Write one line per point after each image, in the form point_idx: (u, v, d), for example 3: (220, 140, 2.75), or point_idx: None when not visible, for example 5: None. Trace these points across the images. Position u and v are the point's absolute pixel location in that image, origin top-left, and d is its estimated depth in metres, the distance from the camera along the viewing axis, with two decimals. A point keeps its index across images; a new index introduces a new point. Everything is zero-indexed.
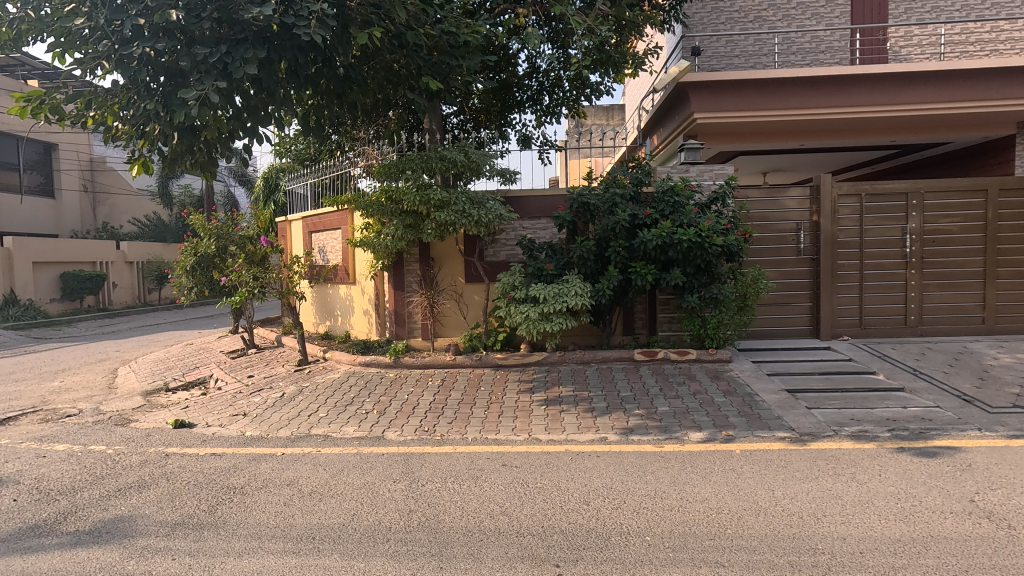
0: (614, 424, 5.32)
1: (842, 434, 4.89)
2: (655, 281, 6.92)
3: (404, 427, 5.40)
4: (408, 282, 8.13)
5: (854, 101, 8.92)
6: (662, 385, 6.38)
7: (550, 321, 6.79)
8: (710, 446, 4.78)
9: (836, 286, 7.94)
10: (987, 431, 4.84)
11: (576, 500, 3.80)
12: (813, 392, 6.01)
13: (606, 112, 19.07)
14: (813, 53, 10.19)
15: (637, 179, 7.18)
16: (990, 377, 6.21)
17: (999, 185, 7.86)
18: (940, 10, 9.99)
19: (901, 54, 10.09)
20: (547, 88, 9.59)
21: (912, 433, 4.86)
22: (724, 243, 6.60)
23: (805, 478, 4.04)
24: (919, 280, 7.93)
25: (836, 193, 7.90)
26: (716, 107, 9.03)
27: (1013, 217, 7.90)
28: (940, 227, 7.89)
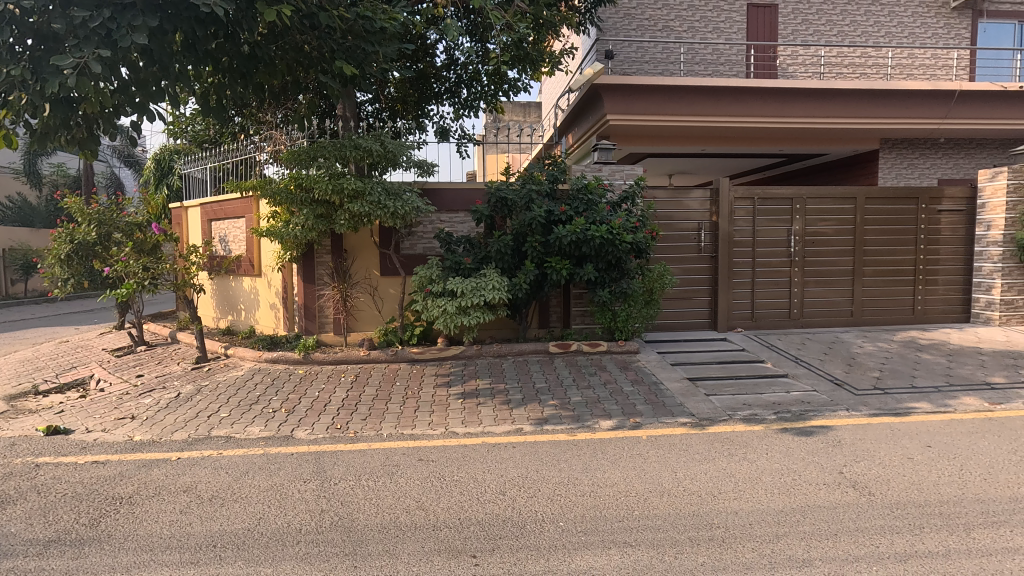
0: (529, 415, 5.44)
1: (736, 417, 5.34)
2: (569, 275, 7.13)
3: (315, 425, 5.19)
4: (320, 274, 7.80)
5: (749, 111, 9.68)
6: (575, 376, 6.61)
7: (467, 314, 6.80)
8: (620, 433, 5.03)
9: (732, 283, 8.61)
10: (854, 410, 5.49)
11: (493, 490, 3.86)
12: (711, 380, 6.50)
13: (523, 108, 19.28)
14: (713, 64, 10.94)
15: (552, 176, 7.35)
16: (857, 363, 7.02)
17: (866, 194, 8.86)
18: (821, 33, 11.13)
19: (788, 71, 11.08)
20: (465, 82, 9.52)
21: (794, 415, 5.40)
22: (633, 241, 6.93)
23: (703, 460, 4.37)
24: (801, 277, 8.78)
25: (733, 196, 8.54)
26: (628, 110, 9.45)
27: (877, 222, 8.94)
28: (818, 230, 8.78)
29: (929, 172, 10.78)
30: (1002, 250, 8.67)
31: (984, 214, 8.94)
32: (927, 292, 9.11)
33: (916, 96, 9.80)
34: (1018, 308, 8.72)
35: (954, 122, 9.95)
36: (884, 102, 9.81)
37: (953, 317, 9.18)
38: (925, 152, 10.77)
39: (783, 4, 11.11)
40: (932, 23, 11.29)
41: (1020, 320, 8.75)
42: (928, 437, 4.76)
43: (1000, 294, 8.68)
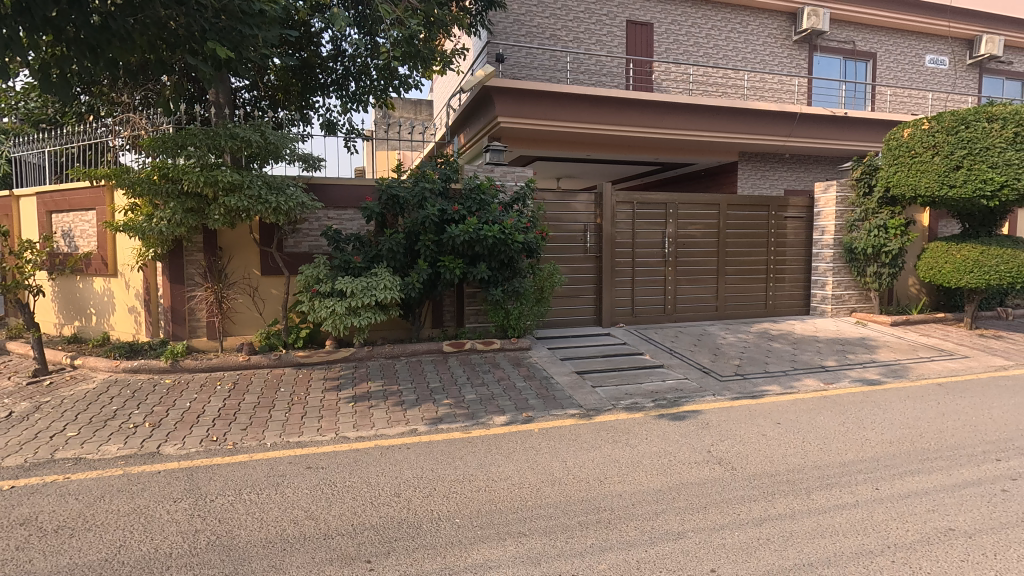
0: (423, 415, 5.40)
1: (619, 406, 5.71)
2: (462, 275, 7.16)
3: (187, 438, 4.73)
4: (189, 274, 7.11)
5: (629, 121, 10.37)
6: (469, 375, 6.65)
7: (358, 315, 6.58)
8: (513, 427, 5.16)
9: (615, 281, 9.18)
10: (719, 395, 6.12)
11: (387, 493, 3.78)
12: (597, 372, 6.89)
13: (414, 106, 19.00)
14: (597, 75, 11.57)
15: (445, 175, 7.34)
16: (721, 352, 7.82)
17: (728, 201, 9.88)
18: (689, 54, 12.23)
19: (662, 85, 12.04)
20: (353, 75, 9.18)
21: (669, 402, 5.89)
22: (524, 241, 7.11)
23: (590, 448, 4.63)
24: (674, 276, 9.58)
25: (615, 200, 9.11)
26: (518, 113, 9.70)
27: (737, 226, 10.00)
28: (688, 233, 9.63)
29: (777, 183, 12.30)
30: (832, 252, 10.11)
31: (819, 221, 10.37)
32: (777, 288, 10.37)
33: (767, 116, 11.11)
34: (845, 302, 10.23)
35: (796, 140, 11.42)
36: (742, 119, 11.00)
37: (797, 309, 10.52)
38: (774, 165, 12.26)
39: (658, 24, 12.05)
40: (778, 52, 12.90)
41: (846, 312, 10.26)
42: (778, 415, 5.44)
43: (832, 290, 10.11)
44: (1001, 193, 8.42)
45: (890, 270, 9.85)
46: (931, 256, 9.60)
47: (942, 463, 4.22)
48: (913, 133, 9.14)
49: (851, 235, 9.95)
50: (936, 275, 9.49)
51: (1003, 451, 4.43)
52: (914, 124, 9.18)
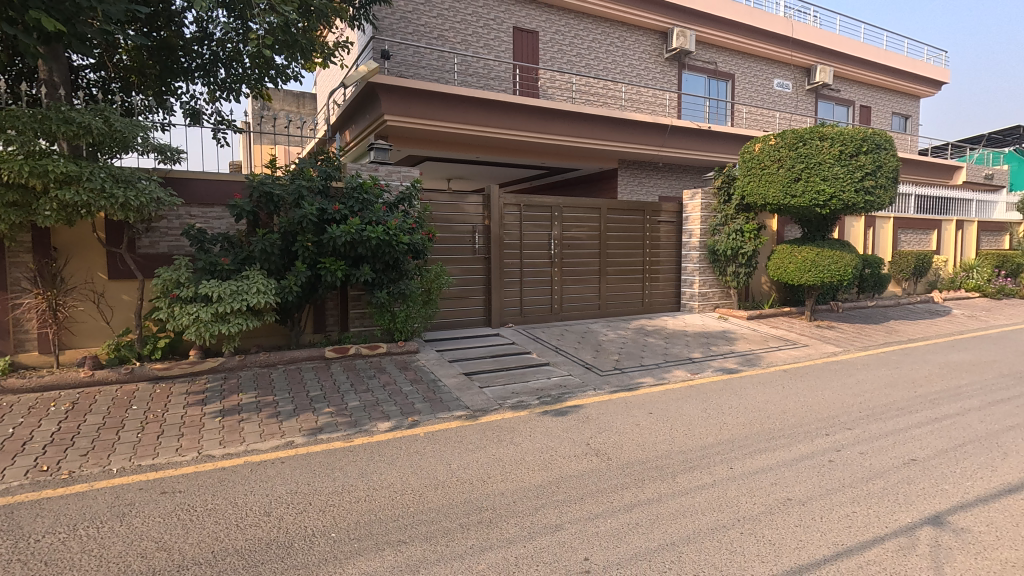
0: (301, 426, 5.10)
1: (505, 405, 5.81)
2: (345, 276, 6.88)
3: (7, 471, 4.06)
4: (14, 278, 6.12)
5: (516, 125, 10.60)
6: (353, 381, 6.40)
7: (226, 322, 6.07)
8: (397, 433, 5.04)
9: (504, 282, 9.33)
10: (599, 389, 6.45)
11: (256, 513, 3.52)
12: (485, 373, 6.95)
13: (297, 98, 17.92)
14: (485, 78, 11.70)
15: (325, 173, 6.99)
16: (602, 349, 8.25)
17: (609, 205, 10.44)
18: (573, 63, 12.78)
19: (548, 93, 12.45)
20: (222, 61, 8.46)
21: (553, 398, 6.10)
22: (410, 242, 6.96)
23: (475, 448, 4.66)
24: (560, 276, 9.94)
25: (502, 202, 9.25)
26: (405, 112, 9.51)
27: (617, 229, 10.59)
28: (572, 235, 10.05)
29: (652, 190, 13.25)
30: (699, 253, 11.09)
31: (687, 225, 11.31)
32: (652, 286, 11.15)
33: (642, 126, 11.90)
34: (710, 298, 11.25)
35: (668, 150, 12.37)
36: (620, 129, 11.69)
37: (669, 306, 11.39)
38: (649, 172, 13.18)
39: (543, 32, 12.44)
40: (651, 68, 13.90)
41: (711, 308, 11.30)
42: (650, 406, 5.85)
43: (699, 288, 11.08)
44: (831, 203, 9.74)
45: (746, 269, 11.02)
46: (779, 257, 10.85)
47: (783, 440, 4.78)
48: (762, 147, 10.30)
49: (714, 238, 10.96)
50: (783, 274, 10.74)
51: (831, 426, 5.11)
52: (763, 139, 10.33)
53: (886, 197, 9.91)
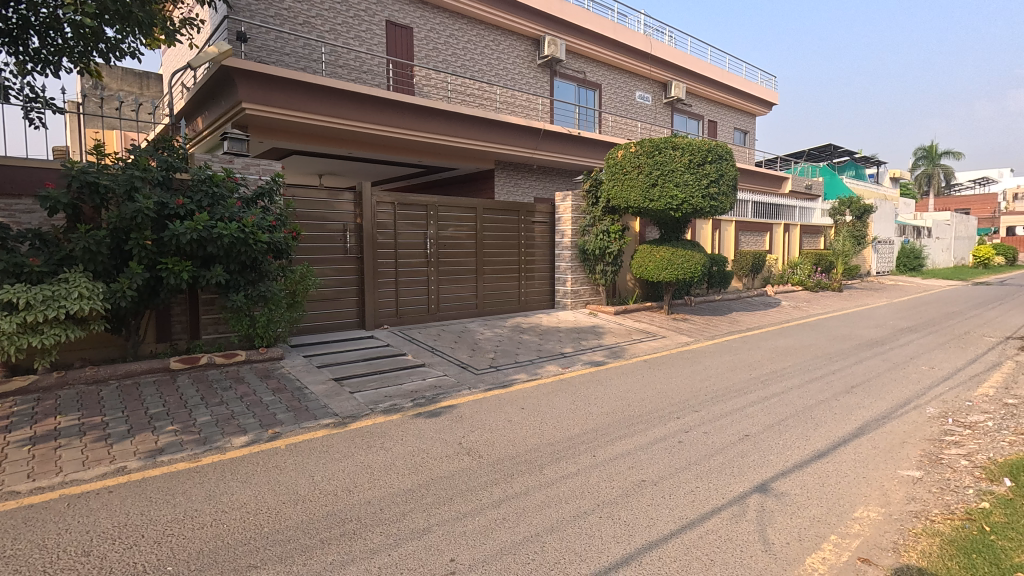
0: (138, 449, 4.50)
1: (376, 410, 5.60)
2: (192, 278, 6.20)
3: None
4: None
5: (389, 122, 10.30)
6: (203, 394, 5.78)
7: (39, 333, 5.18)
8: (254, 448, 4.63)
9: (378, 283, 9.02)
10: (474, 388, 6.49)
11: (70, 555, 3.02)
12: (356, 377, 6.66)
13: (139, 79, 15.87)
14: (356, 71, 11.24)
15: (165, 163, 6.24)
16: (479, 347, 8.31)
17: (484, 205, 10.53)
18: (448, 62, 12.75)
19: (423, 90, 12.30)
20: (35, 29, 7.20)
21: (428, 399, 6.02)
22: (270, 240, 6.46)
23: (342, 457, 4.44)
24: (437, 276, 9.86)
25: (375, 200, 8.94)
26: (266, 101, 8.81)
27: (492, 229, 10.73)
28: (448, 234, 10.00)
29: (528, 191, 13.66)
30: (570, 253, 11.64)
31: (560, 226, 11.79)
32: (527, 285, 11.47)
33: (516, 128, 12.19)
34: (581, 295, 11.86)
35: (541, 153, 12.81)
36: (495, 130, 11.86)
37: (544, 304, 11.81)
38: (525, 175, 13.57)
39: (417, 29, 12.23)
40: (525, 73, 14.32)
41: (582, 304, 11.91)
42: (523, 401, 6.01)
43: (571, 286, 11.63)
44: (683, 207, 10.73)
45: (612, 267, 11.76)
46: (641, 256, 11.72)
47: (641, 425, 5.15)
48: (624, 154, 11.04)
49: (584, 238, 11.55)
50: (644, 271, 11.62)
51: (682, 410, 5.62)
52: (625, 147, 11.08)
53: (727, 202, 11.19)
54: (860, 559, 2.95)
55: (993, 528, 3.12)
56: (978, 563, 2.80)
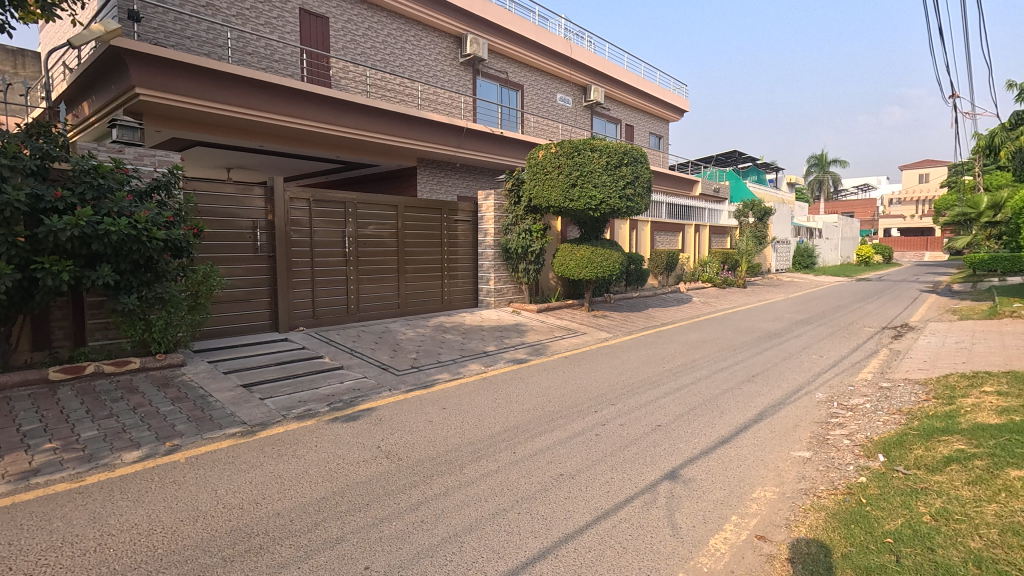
0: (6, 471, 4.00)
1: (289, 417, 5.33)
2: (74, 279, 5.61)
3: None
4: None
5: (304, 114, 9.84)
6: (89, 406, 5.25)
7: None
8: (148, 463, 4.25)
9: (292, 283, 8.60)
10: (394, 389, 6.34)
11: None
12: (267, 383, 6.30)
13: (11, 56, 14.15)
14: (267, 60, 10.66)
15: (41, 150, 5.59)
16: (400, 348, 8.14)
17: (406, 203, 10.33)
18: (367, 56, 12.39)
19: (340, 83, 11.87)
20: None
21: (345, 403, 5.80)
22: (167, 238, 5.98)
23: (249, 468, 4.18)
24: (356, 275, 9.54)
25: (288, 196, 8.51)
26: (164, 87, 8.14)
27: (414, 227, 10.54)
28: (368, 232, 9.71)
29: (451, 189, 13.56)
30: (493, 251, 11.67)
31: (483, 224, 11.79)
32: (450, 284, 11.38)
33: (438, 126, 12.04)
34: (504, 294, 11.93)
35: (464, 152, 12.75)
36: (416, 127, 11.65)
37: (468, 303, 11.77)
38: (448, 173, 13.46)
39: (333, 19, 11.77)
40: (447, 71, 14.20)
41: (506, 303, 11.99)
42: (444, 401, 5.95)
43: (494, 285, 11.67)
44: (601, 207, 11.09)
45: (535, 266, 11.93)
46: (562, 255, 11.97)
47: (560, 421, 5.25)
48: (545, 154, 11.23)
49: (506, 237, 11.62)
50: (565, 270, 11.87)
51: (600, 403, 5.79)
52: (545, 148, 11.27)
53: (642, 202, 11.68)
54: (758, 536, 3.16)
55: (869, 500, 3.46)
56: (855, 531, 3.09)
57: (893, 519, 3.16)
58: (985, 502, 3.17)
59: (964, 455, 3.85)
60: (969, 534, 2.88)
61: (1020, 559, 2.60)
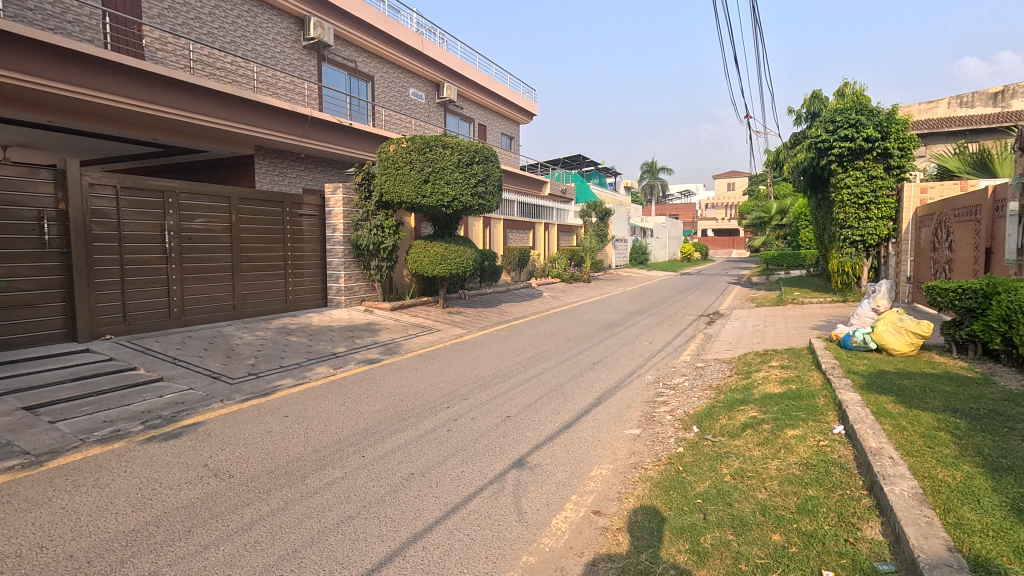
0: None
1: (90, 441, 4.54)
2: None
3: None
4: None
5: (110, 87, 8.43)
6: None
7: None
8: None
9: (95, 284, 7.34)
10: (227, 400, 5.73)
11: None
12: (60, 403, 5.29)
13: None
14: (57, 19, 8.98)
15: None
16: (235, 354, 7.39)
17: (239, 194, 9.39)
18: (191, 27, 11.01)
19: (157, 56, 10.41)
20: None
21: (165, 420, 5.10)
22: None
23: (31, 507, 3.47)
24: (180, 274, 8.45)
25: (86, 181, 7.25)
26: None
27: (250, 221, 9.62)
28: (193, 226, 8.65)
29: (295, 181, 12.65)
30: (342, 248, 11.12)
31: (330, 219, 11.16)
32: (295, 283, 10.59)
33: (277, 112, 11.13)
34: (356, 292, 11.45)
35: (309, 142, 11.96)
36: (252, 112, 10.63)
37: (315, 302, 11.07)
38: (290, 163, 12.52)
39: None
40: (288, 53, 13.18)
41: (357, 301, 11.51)
42: (286, 408, 5.53)
43: (345, 283, 11.13)
44: (454, 204, 11.18)
45: (387, 263, 11.60)
46: (416, 251, 11.79)
47: (412, 419, 5.18)
48: (396, 149, 10.98)
49: (356, 233, 11.14)
50: (419, 267, 11.74)
51: (452, 399, 5.82)
52: (396, 141, 11.02)
53: (493, 201, 12.01)
54: (593, 511, 3.41)
55: (685, 467, 3.93)
56: (673, 497, 3.49)
57: (702, 482, 3.63)
58: (769, 459, 3.78)
59: (756, 421, 4.55)
60: (759, 488, 3.41)
61: (792, 503, 3.15)
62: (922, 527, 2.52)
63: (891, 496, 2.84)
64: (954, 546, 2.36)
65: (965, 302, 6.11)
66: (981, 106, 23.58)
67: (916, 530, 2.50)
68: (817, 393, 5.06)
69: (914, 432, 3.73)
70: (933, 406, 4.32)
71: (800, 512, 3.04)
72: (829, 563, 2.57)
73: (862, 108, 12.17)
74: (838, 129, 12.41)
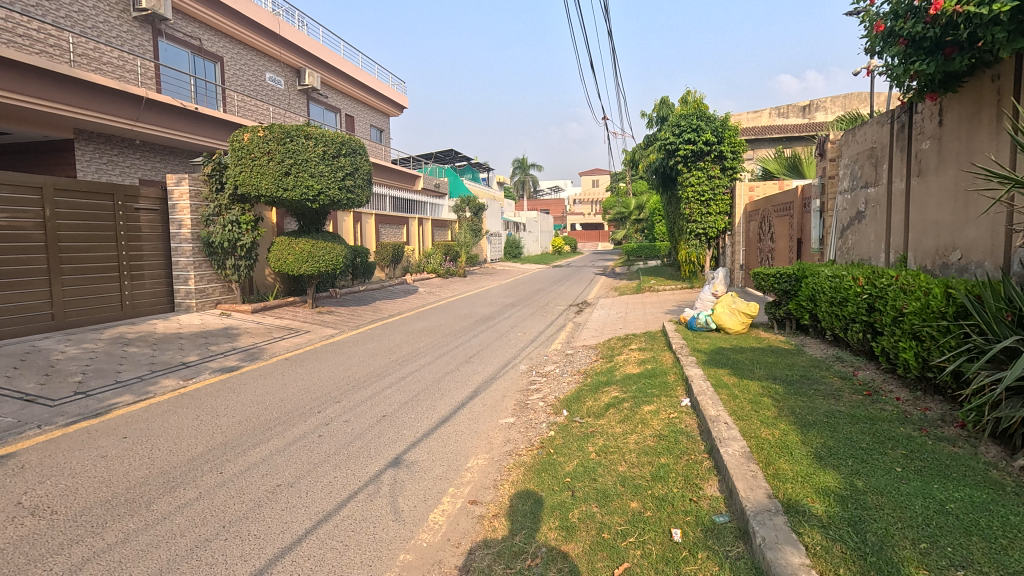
0: None
1: None
2: None
3: None
4: None
5: None
6: None
7: None
8: None
9: None
10: (46, 425, 4.91)
11: None
12: None
13: None
14: None
15: None
16: (55, 371, 6.35)
17: (55, 185, 8.06)
18: None
19: None
20: None
21: None
22: None
23: None
24: None
25: None
26: None
27: (73, 216, 8.33)
28: None
29: (129, 171, 11.17)
30: (191, 246, 10.04)
31: (174, 214, 10.01)
32: (133, 287, 9.35)
33: (104, 92, 9.71)
34: (209, 294, 10.39)
35: (144, 127, 10.62)
36: (70, 90, 9.16)
37: (158, 308, 9.86)
38: (122, 150, 11.00)
39: None
40: (114, 24, 11.49)
41: (211, 305, 10.46)
42: (124, 429, 4.87)
43: (195, 284, 10.05)
44: (319, 198, 10.63)
45: (246, 262, 10.67)
46: (278, 249, 10.98)
47: (278, 428, 4.84)
48: (251, 137, 10.14)
49: (208, 230, 10.10)
50: (283, 265, 10.96)
51: (324, 403, 5.54)
52: (251, 130, 10.18)
53: (363, 195, 11.62)
54: (470, 501, 3.47)
55: (556, 449, 4.15)
56: (545, 479, 3.67)
57: (571, 461, 3.87)
58: (629, 434, 4.13)
59: (618, 401, 4.93)
60: (619, 461, 3.71)
61: (647, 472, 3.47)
62: (749, 480, 2.93)
63: (725, 456, 3.26)
64: (773, 493, 2.78)
65: (782, 285, 7.16)
66: (794, 116, 27.43)
67: (744, 484, 2.90)
68: (668, 371, 5.63)
69: (744, 399, 4.30)
70: (759, 375, 5.02)
71: (653, 479, 3.37)
72: (677, 522, 2.87)
73: (701, 115, 13.61)
74: (683, 133, 13.75)
